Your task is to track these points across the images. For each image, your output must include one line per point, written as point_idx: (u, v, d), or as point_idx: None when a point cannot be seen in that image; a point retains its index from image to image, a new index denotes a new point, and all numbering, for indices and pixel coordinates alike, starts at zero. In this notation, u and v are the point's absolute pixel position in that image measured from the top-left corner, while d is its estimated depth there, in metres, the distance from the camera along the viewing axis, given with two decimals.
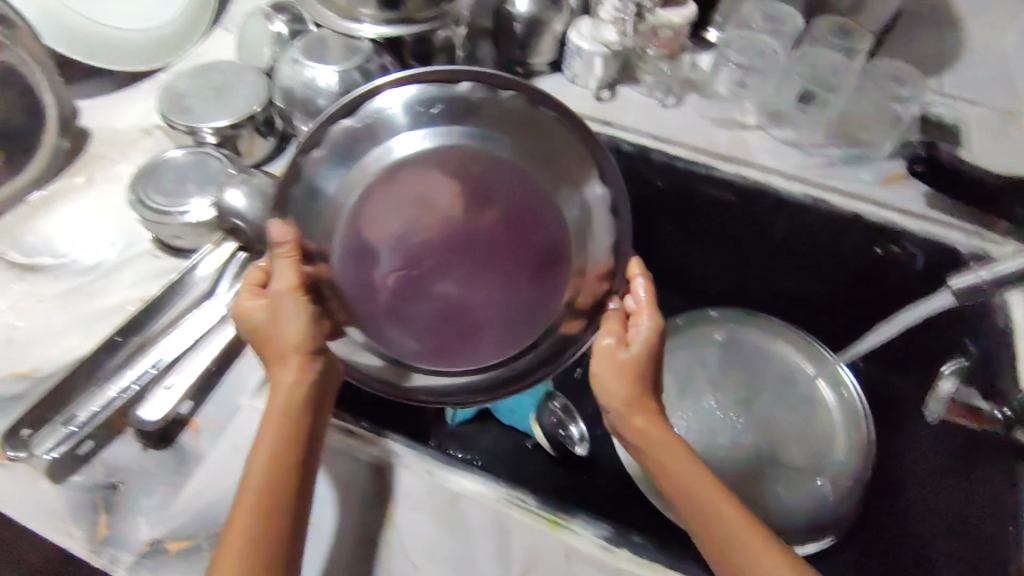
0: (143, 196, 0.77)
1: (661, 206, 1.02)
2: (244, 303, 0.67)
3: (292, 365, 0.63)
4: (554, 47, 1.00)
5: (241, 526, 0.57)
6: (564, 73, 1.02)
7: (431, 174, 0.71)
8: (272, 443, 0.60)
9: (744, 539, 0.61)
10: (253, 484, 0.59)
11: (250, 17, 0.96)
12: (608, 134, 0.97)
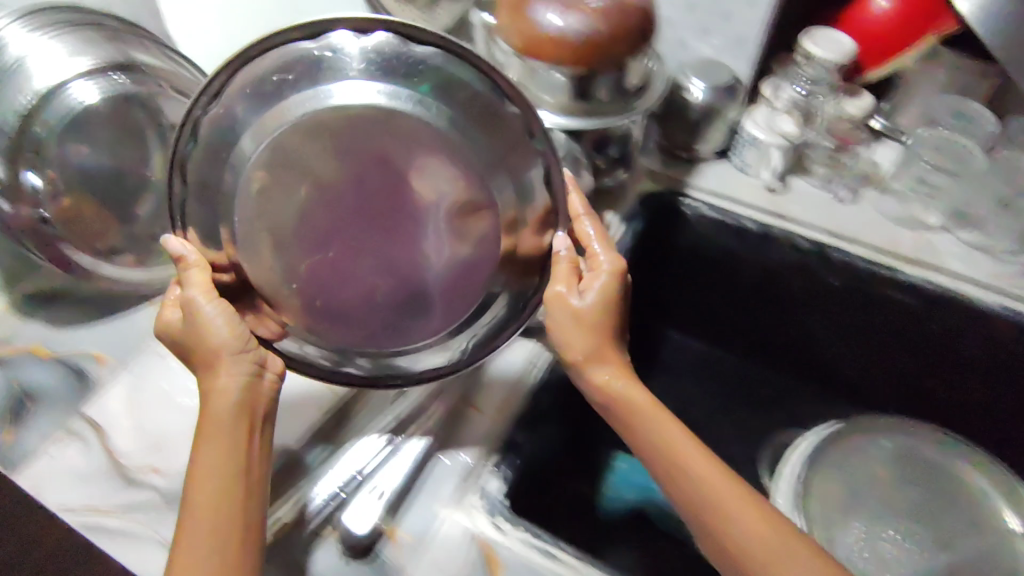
0: None
1: (818, 304, 0.94)
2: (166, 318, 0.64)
3: (221, 368, 0.60)
4: (725, 135, 0.95)
5: (190, 527, 0.54)
6: (732, 161, 0.97)
7: (358, 133, 0.60)
8: (212, 444, 0.57)
9: (712, 482, 0.61)
10: (202, 483, 0.56)
11: None
12: (782, 229, 0.90)
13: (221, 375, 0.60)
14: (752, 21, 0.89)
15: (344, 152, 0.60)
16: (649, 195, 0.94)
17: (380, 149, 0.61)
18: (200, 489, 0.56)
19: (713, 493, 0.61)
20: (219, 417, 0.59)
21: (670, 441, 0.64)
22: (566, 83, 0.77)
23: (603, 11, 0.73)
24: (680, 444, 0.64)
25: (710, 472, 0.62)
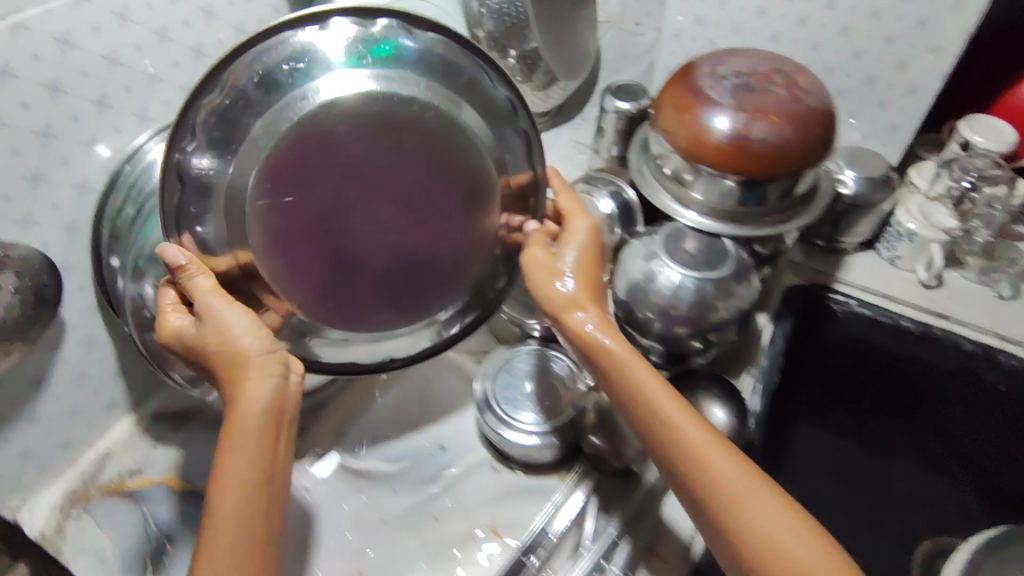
0: (488, 397, 0.71)
1: (960, 400, 0.84)
2: (167, 324, 0.52)
3: (255, 377, 0.51)
4: (873, 228, 0.88)
5: (211, 554, 0.47)
6: (880, 253, 0.91)
7: (353, 123, 0.52)
8: (240, 458, 0.49)
9: (701, 450, 0.53)
10: (221, 501, 0.49)
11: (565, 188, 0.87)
12: (945, 330, 0.83)
13: (248, 385, 0.50)
14: (911, 110, 0.83)
15: (348, 142, 0.52)
16: (795, 288, 0.88)
17: (384, 130, 0.53)
18: (219, 507, 0.48)
19: (701, 465, 0.52)
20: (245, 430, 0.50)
21: (659, 403, 0.55)
22: (732, 188, 0.71)
23: (785, 119, 0.66)
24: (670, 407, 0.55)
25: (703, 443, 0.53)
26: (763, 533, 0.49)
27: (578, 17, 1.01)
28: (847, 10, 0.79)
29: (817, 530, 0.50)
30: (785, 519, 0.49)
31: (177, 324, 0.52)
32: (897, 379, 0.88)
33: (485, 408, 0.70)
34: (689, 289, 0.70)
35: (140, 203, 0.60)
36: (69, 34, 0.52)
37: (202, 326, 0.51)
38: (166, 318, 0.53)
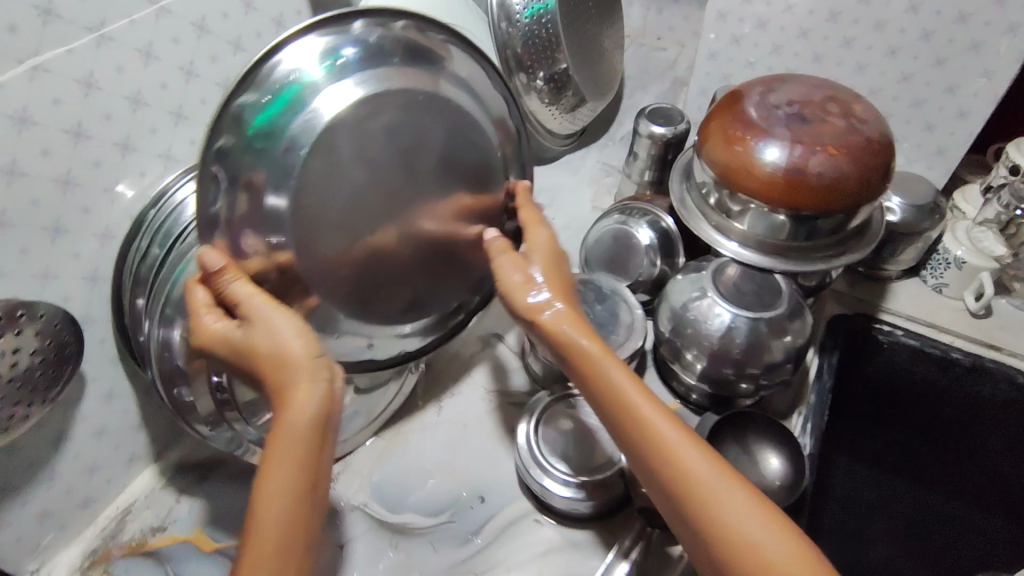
0: (527, 444, 0.67)
1: (993, 421, 0.82)
2: (203, 327, 0.45)
3: (307, 385, 0.43)
4: (919, 255, 0.83)
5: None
6: (925, 280, 0.87)
7: (374, 120, 0.46)
8: (282, 475, 0.42)
9: (664, 438, 0.48)
10: (258, 526, 0.42)
11: (600, 217, 0.83)
12: (999, 363, 0.80)
13: (296, 394, 0.43)
14: (960, 133, 0.80)
15: (370, 140, 0.47)
16: (839, 318, 0.84)
17: (402, 126, 0.48)
18: (256, 532, 0.42)
19: (668, 458, 0.47)
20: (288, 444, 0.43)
21: (623, 393, 0.50)
22: (784, 224, 0.67)
23: (844, 151, 0.62)
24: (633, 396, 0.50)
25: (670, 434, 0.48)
26: (728, 524, 0.44)
27: (606, 37, 0.98)
28: (896, 32, 0.76)
29: (786, 520, 0.45)
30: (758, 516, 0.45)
31: (218, 327, 0.44)
32: (943, 416, 0.85)
33: (524, 453, 0.67)
34: (741, 328, 0.66)
35: (170, 244, 0.56)
36: (93, 75, 0.49)
37: (249, 329, 0.43)
38: (199, 318, 0.45)
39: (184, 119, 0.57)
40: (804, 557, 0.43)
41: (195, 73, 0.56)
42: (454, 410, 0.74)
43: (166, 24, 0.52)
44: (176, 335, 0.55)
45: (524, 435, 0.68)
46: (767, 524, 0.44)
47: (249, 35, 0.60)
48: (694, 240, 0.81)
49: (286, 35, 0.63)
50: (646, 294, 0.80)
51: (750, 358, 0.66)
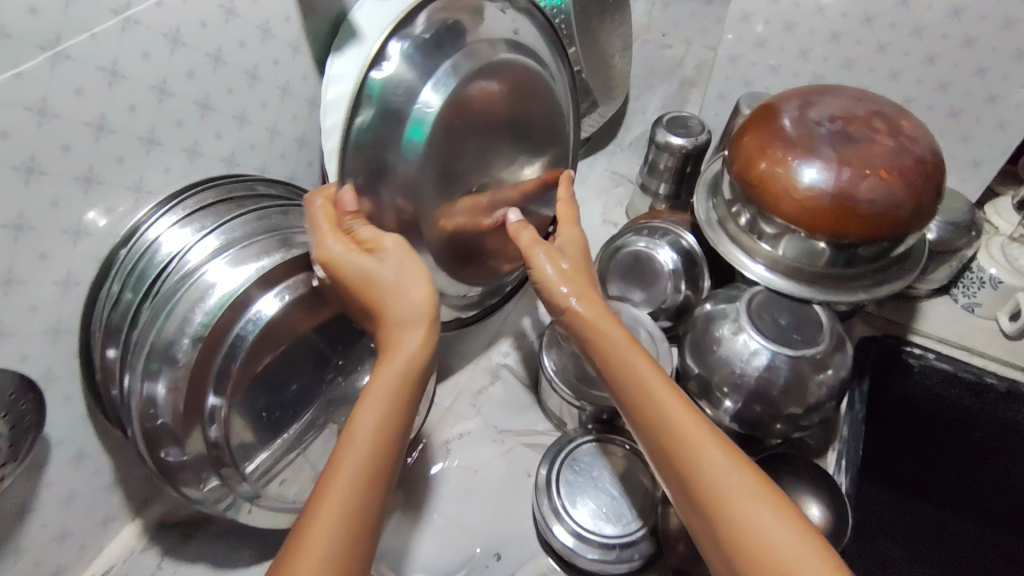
0: (545, 477, 0.63)
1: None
2: (329, 245, 0.48)
3: (419, 332, 0.48)
4: (952, 273, 0.78)
5: (325, 521, 0.41)
6: (956, 298, 0.82)
7: (466, 104, 0.56)
8: (379, 409, 0.45)
9: (676, 416, 0.50)
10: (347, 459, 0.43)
11: (618, 236, 0.77)
12: None
13: (410, 337, 0.47)
14: (999, 145, 0.75)
15: (458, 118, 0.55)
16: (868, 342, 0.80)
17: (483, 109, 0.58)
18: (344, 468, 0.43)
19: (686, 444, 0.48)
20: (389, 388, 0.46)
21: (644, 380, 0.52)
22: (823, 250, 0.61)
23: (896, 175, 0.57)
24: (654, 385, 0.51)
25: (688, 423, 0.49)
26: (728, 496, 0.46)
27: (617, 38, 0.91)
28: (935, 37, 0.71)
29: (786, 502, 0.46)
30: (768, 508, 0.45)
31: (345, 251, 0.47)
32: (975, 441, 0.80)
33: (540, 489, 0.62)
34: (781, 368, 0.60)
35: (144, 290, 0.50)
36: (47, 101, 0.41)
37: (381, 263, 0.48)
38: (328, 238, 0.47)
39: (158, 145, 0.50)
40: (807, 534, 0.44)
41: (169, 92, 0.49)
42: (463, 452, 0.68)
43: (133, 37, 0.45)
44: (160, 390, 0.48)
45: (545, 467, 0.64)
46: (779, 516, 0.44)
47: (232, 44, 0.52)
48: (718, 261, 0.75)
49: (276, 44, 0.56)
50: (668, 320, 0.74)
51: (791, 397, 0.60)
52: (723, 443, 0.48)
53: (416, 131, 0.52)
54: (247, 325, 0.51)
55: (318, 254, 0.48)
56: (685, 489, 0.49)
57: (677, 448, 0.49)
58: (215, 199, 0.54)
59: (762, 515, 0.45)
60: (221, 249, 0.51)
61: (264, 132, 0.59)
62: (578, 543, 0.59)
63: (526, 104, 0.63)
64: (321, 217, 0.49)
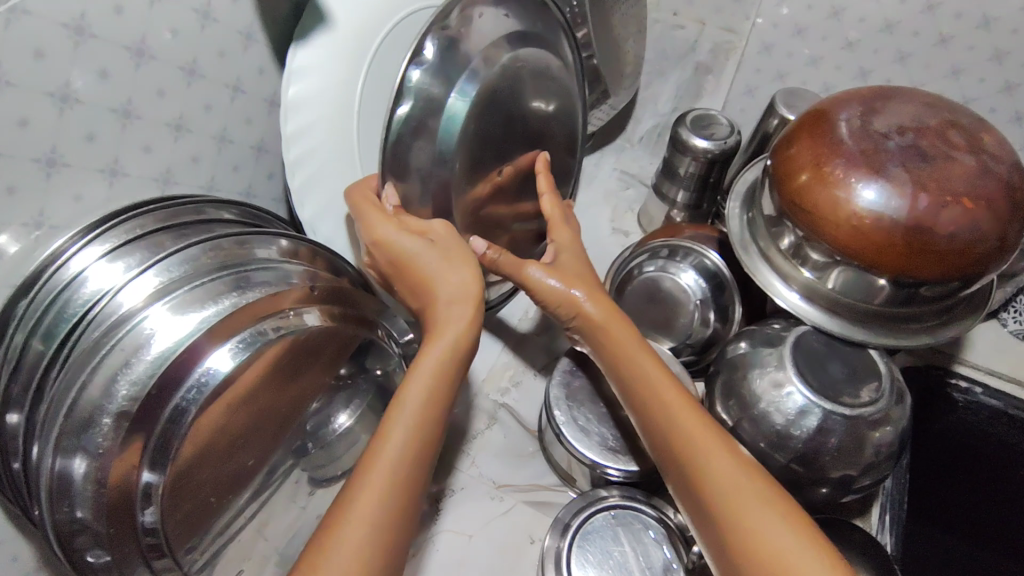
0: (567, 526, 0.55)
1: None
2: (376, 223, 0.46)
3: (466, 312, 0.45)
4: (1006, 297, 0.69)
5: (371, 490, 0.39)
6: (1005, 324, 0.73)
7: (494, 102, 0.50)
8: (421, 382, 0.43)
9: (683, 417, 0.45)
10: (382, 453, 0.40)
11: (638, 254, 0.67)
12: None
13: (457, 313, 0.45)
14: None
15: (489, 114, 0.50)
16: (908, 371, 0.72)
17: (509, 103, 0.53)
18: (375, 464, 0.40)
19: (689, 444, 0.44)
20: (428, 383, 0.43)
21: (649, 377, 0.48)
22: (883, 288, 0.51)
23: (980, 204, 0.48)
24: (661, 385, 0.47)
25: (696, 426, 0.45)
26: (727, 497, 0.41)
27: (631, 20, 0.79)
28: (1005, 32, 0.61)
29: (800, 517, 0.40)
30: (781, 517, 0.40)
31: (397, 232, 0.45)
32: None
33: (555, 542, 0.54)
34: (831, 425, 0.51)
35: (55, 347, 0.38)
36: None
37: (430, 245, 0.46)
38: (375, 214, 0.46)
39: (63, 167, 0.39)
40: (822, 556, 0.38)
41: (74, 100, 0.38)
42: (452, 513, 0.58)
43: (18, 31, 0.34)
44: (76, 473, 0.37)
45: (568, 516, 0.56)
46: (795, 531, 0.39)
47: (161, 34, 0.41)
48: (750, 287, 0.65)
49: (220, 31, 0.45)
50: (692, 356, 0.65)
51: (843, 460, 0.51)
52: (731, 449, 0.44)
53: (455, 125, 0.47)
54: (188, 394, 0.40)
55: (367, 232, 0.46)
56: (692, 496, 0.44)
57: (681, 449, 0.44)
58: (152, 226, 0.42)
59: (774, 527, 0.39)
60: (161, 292, 0.40)
61: (209, 141, 0.47)
62: None
63: (547, 91, 0.58)
64: (368, 205, 0.47)
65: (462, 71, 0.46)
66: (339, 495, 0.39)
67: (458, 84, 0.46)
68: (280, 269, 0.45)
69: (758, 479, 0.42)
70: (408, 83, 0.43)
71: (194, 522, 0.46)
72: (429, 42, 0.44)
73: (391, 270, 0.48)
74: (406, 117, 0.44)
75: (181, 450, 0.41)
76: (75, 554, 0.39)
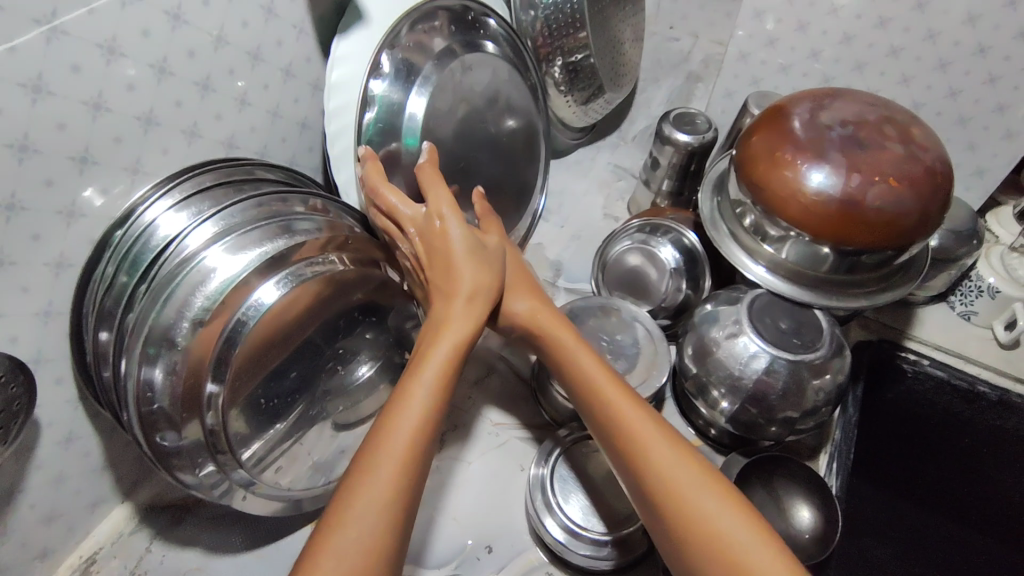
0: (548, 460, 0.64)
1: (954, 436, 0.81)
2: (442, 201, 0.55)
3: (466, 309, 0.54)
4: (950, 280, 0.78)
5: (388, 453, 0.46)
6: (953, 306, 0.81)
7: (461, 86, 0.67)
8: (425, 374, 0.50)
9: (622, 414, 0.52)
10: (401, 422, 0.47)
11: (627, 230, 0.78)
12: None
13: (455, 310, 0.54)
14: (1005, 155, 0.75)
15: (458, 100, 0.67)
16: (863, 345, 0.80)
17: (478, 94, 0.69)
18: (397, 428, 0.47)
19: (626, 437, 0.51)
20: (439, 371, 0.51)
21: (593, 378, 0.55)
22: (828, 257, 0.61)
23: (906, 183, 0.57)
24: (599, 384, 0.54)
25: (633, 417, 0.51)
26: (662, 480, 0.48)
27: (629, 26, 0.90)
28: (948, 44, 0.71)
29: (735, 498, 0.47)
30: (708, 494, 0.46)
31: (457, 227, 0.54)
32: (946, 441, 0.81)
33: (539, 475, 0.63)
34: (778, 368, 0.60)
35: (139, 274, 0.48)
36: (41, 78, 0.40)
37: (464, 243, 0.55)
38: (444, 192, 0.55)
39: (156, 126, 0.49)
40: (749, 527, 0.44)
41: (169, 73, 0.48)
42: (454, 444, 0.68)
43: (133, 14, 0.44)
44: (157, 375, 0.47)
45: (550, 452, 0.65)
46: (725, 509, 0.46)
47: (234, 25, 0.51)
48: (720, 261, 0.76)
49: (279, 25, 0.55)
50: (667, 319, 0.75)
51: (788, 401, 0.60)
52: (659, 430, 0.50)
53: (414, 125, 0.63)
54: (250, 310, 0.50)
55: (431, 206, 0.55)
56: (632, 476, 0.50)
57: (622, 440, 0.51)
58: (213, 182, 0.51)
59: (708, 502, 0.46)
60: (221, 234, 0.49)
61: (265, 115, 0.58)
62: (565, 532, 0.59)
63: (512, 90, 0.75)
64: (440, 200, 0.55)
65: (415, 80, 0.62)
66: (355, 462, 0.46)
67: (413, 91, 0.62)
68: (316, 220, 0.54)
69: (690, 459, 0.49)
70: (371, 94, 0.59)
71: (252, 421, 0.55)
72: (383, 64, 0.59)
73: (424, 253, 0.57)
74: (373, 121, 0.60)
75: (236, 357, 0.50)
76: (154, 435, 0.49)
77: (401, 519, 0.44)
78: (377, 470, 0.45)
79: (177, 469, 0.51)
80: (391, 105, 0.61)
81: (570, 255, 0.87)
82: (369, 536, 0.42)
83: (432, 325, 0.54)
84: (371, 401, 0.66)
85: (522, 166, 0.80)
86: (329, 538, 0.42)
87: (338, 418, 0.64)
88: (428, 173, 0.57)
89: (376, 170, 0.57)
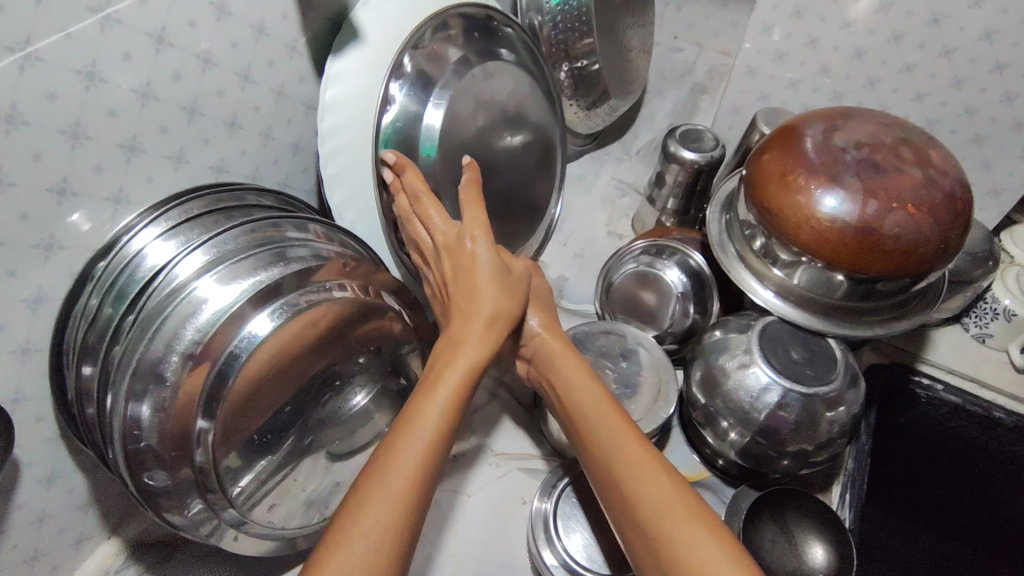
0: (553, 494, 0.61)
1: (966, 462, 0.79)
2: (476, 223, 0.56)
3: (478, 330, 0.53)
4: (963, 302, 0.75)
5: (397, 469, 0.44)
6: (967, 328, 0.79)
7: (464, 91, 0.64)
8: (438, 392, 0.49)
9: (626, 441, 0.50)
10: (412, 440, 0.45)
11: (632, 250, 0.76)
12: None
13: (471, 329, 0.53)
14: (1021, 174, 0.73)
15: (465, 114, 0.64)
16: (874, 369, 0.78)
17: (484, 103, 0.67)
18: (408, 445, 0.45)
19: (626, 469, 0.49)
20: (452, 391, 0.49)
21: (599, 402, 0.54)
22: (841, 284, 0.58)
23: (924, 210, 0.54)
24: (607, 409, 0.53)
25: (636, 447, 0.50)
26: (658, 511, 0.46)
27: (635, 39, 0.87)
28: (965, 60, 0.68)
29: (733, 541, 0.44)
30: (707, 531, 0.44)
31: (485, 247, 0.55)
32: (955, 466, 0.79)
33: (542, 510, 0.60)
34: (789, 401, 0.58)
35: (126, 305, 0.45)
36: (14, 107, 0.38)
37: (486, 260, 0.55)
38: (480, 217, 0.57)
39: (139, 153, 0.46)
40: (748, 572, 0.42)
41: (153, 98, 0.45)
42: (453, 475, 0.66)
43: (113, 38, 0.41)
44: (144, 410, 0.44)
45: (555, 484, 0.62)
46: (724, 546, 0.43)
47: (222, 45, 0.48)
48: (727, 285, 0.73)
49: (271, 43, 0.52)
50: (674, 344, 0.73)
51: (801, 435, 0.58)
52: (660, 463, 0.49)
53: (430, 136, 0.61)
54: (242, 341, 0.47)
55: (466, 224, 0.56)
56: (626, 512, 0.48)
57: (622, 469, 0.49)
58: (201, 210, 0.49)
59: (705, 542, 0.43)
60: (213, 263, 0.46)
61: (256, 137, 0.55)
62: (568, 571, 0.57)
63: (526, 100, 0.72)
64: (474, 221, 0.56)
65: (431, 92, 0.61)
66: (361, 478, 0.44)
67: (430, 104, 0.61)
68: (310, 244, 0.52)
69: (691, 493, 0.47)
70: (391, 94, 0.58)
71: (250, 456, 0.53)
72: (407, 64, 0.58)
73: (445, 270, 0.56)
74: (392, 122, 0.58)
75: (230, 393, 0.48)
76: (140, 475, 0.46)
77: (403, 538, 0.42)
78: (380, 487, 0.43)
79: (166, 510, 0.48)
80: (408, 110, 0.60)
81: (573, 274, 0.85)
82: (365, 555, 0.40)
83: (447, 345, 0.54)
84: (357, 434, 0.63)
85: (539, 177, 0.77)
86: (330, 559, 0.40)
87: (338, 449, 0.62)
88: (471, 197, 0.58)
89: (409, 170, 0.56)
